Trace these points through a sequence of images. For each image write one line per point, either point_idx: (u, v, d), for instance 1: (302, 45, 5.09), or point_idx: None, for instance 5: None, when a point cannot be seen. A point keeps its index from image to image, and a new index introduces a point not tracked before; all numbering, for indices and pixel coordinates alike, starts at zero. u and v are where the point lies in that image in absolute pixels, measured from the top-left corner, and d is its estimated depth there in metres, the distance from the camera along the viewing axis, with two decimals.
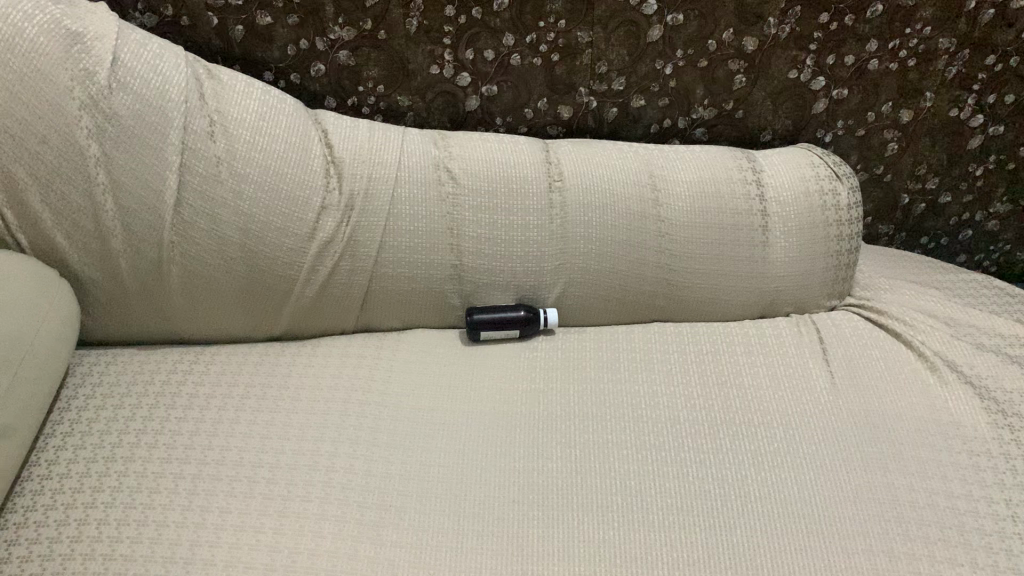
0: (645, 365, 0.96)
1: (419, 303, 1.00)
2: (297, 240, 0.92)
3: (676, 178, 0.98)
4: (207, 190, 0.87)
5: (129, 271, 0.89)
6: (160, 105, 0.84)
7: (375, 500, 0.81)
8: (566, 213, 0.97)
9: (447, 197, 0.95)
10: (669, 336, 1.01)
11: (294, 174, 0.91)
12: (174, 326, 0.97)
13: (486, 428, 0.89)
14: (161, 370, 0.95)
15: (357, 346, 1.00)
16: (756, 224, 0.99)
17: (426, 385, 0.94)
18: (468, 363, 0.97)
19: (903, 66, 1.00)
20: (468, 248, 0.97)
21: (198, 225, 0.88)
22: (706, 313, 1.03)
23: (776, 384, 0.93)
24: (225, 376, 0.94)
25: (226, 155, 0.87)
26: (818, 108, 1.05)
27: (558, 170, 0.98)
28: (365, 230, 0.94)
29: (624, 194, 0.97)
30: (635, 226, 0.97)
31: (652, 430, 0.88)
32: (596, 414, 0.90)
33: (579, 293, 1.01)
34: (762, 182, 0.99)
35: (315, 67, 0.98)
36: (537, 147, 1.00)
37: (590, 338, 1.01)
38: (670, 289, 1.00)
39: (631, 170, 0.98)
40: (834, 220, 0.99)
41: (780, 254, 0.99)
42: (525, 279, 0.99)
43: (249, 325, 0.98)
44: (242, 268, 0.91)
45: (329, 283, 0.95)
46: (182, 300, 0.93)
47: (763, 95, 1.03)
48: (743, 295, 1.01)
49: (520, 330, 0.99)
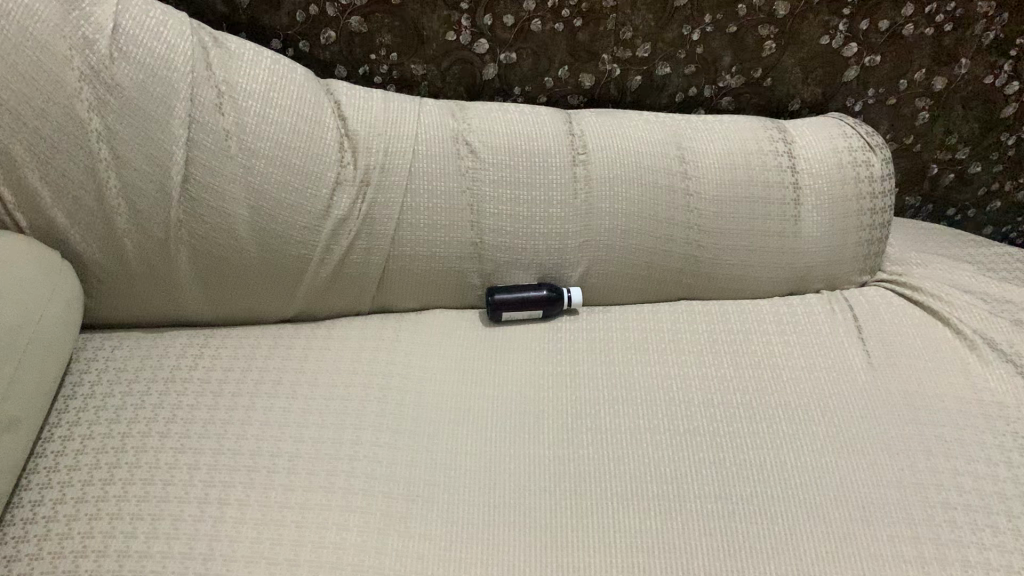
0: (676, 346, 0.92)
1: (437, 284, 0.96)
2: (311, 218, 0.88)
3: (705, 150, 0.94)
4: (215, 165, 0.84)
5: (135, 251, 0.86)
6: (164, 75, 0.81)
7: (400, 491, 0.77)
8: (591, 187, 0.93)
9: (466, 172, 0.91)
10: (699, 315, 0.96)
11: (306, 149, 0.87)
12: (182, 310, 0.93)
13: (513, 414, 0.85)
14: (171, 353, 0.91)
15: (373, 329, 0.95)
16: (787, 198, 0.95)
17: (447, 369, 0.90)
18: (490, 345, 0.93)
19: (939, 31, 0.96)
20: (488, 225, 0.92)
21: (207, 203, 0.85)
22: (734, 292, 0.99)
23: (812, 364, 0.89)
24: (237, 361, 0.90)
25: (235, 128, 0.84)
26: (849, 76, 1.00)
27: (581, 143, 0.93)
28: (382, 207, 0.90)
29: (652, 168, 0.93)
30: (663, 202, 0.93)
31: (685, 414, 0.84)
32: (627, 398, 0.86)
33: (604, 272, 0.96)
34: (793, 154, 0.96)
35: (325, 34, 0.93)
36: (558, 117, 0.95)
37: (616, 318, 0.97)
38: (698, 267, 0.96)
39: (659, 142, 0.94)
40: (867, 193, 0.96)
41: (811, 229, 0.96)
42: (547, 257, 0.94)
43: (259, 308, 0.94)
44: (253, 247, 0.88)
45: (344, 263, 0.91)
46: (190, 280, 0.90)
47: (792, 63, 0.99)
48: (773, 273, 0.97)
49: (544, 311, 0.95)
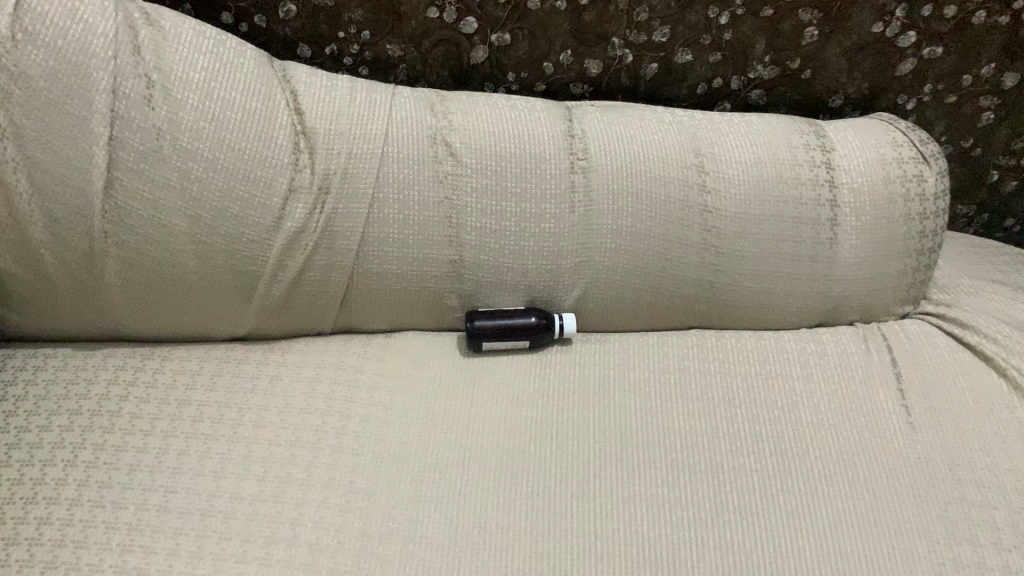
0: (682, 388, 0.79)
1: (409, 305, 0.83)
2: (259, 231, 0.75)
3: (728, 157, 0.80)
4: (144, 169, 0.71)
5: (54, 264, 0.73)
6: (81, 63, 0.68)
7: (348, 568, 0.66)
8: (590, 199, 0.79)
9: (444, 179, 0.77)
10: (713, 349, 0.83)
11: (253, 150, 0.73)
12: (116, 326, 0.81)
13: (486, 470, 0.72)
14: (100, 377, 0.79)
15: (333, 354, 0.82)
16: (822, 217, 0.80)
17: (414, 409, 0.77)
18: (467, 379, 0.80)
19: (1016, 20, 0.80)
20: (469, 241, 0.79)
21: (136, 212, 0.72)
22: (755, 322, 0.85)
23: (842, 419, 0.76)
24: (174, 390, 0.78)
25: (169, 124, 0.71)
26: (903, 70, 0.85)
27: (582, 146, 0.79)
28: (343, 218, 0.76)
29: (664, 178, 0.79)
30: (676, 219, 0.79)
31: (690, 479, 0.71)
32: (622, 455, 0.73)
33: (603, 297, 0.83)
34: (832, 164, 0.81)
35: (284, 8, 0.79)
36: (557, 114, 0.81)
37: (616, 348, 0.83)
38: (714, 293, 0.82)
39: (674, 148, 0.80)
40: (919, 214, 0.81)
41: (849, 254, 0.81)
42: (537, 278, 0.81)
43: (204, 326, 0.82)
44: (193, 261, 0.76)
45: (299, 281, 0.78)
46: (122, 296, 0.77)
47: (837, 53, 0.83)
48: (802, 302, 0.83)
49: (531, 341, 0.82)
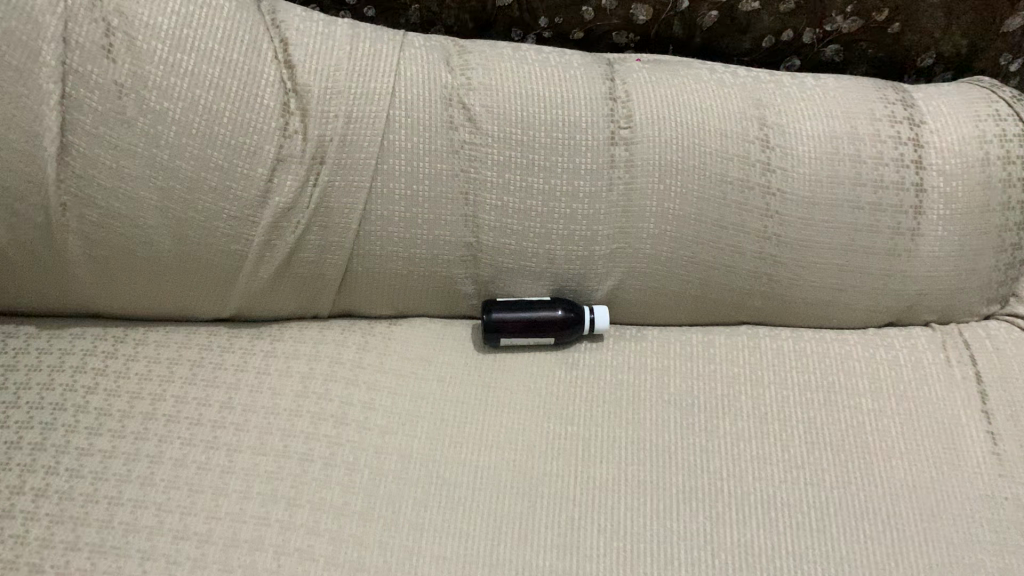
0: (730, 400, 0.68)
1: (418, 290, 0.72)
2: (241, 205, 0.64)
3: (798, 129, 0.68)
4: (105, 132, 0.60)
5: (5, 238, 0.63)
6: (24, 6, 0.57)
7: None
8: (632, 176, 0.67)
9: (461, 149, 0.66)
10: (766, 352, 0.72)
11: (234, 111, 0.62)
12: (85, 304, 0.71)
13: (501, 494, 0.63)
14: (66, 364, 0.69)
15: (329, 343, 0.72)
16: (905, 205, 0.68)
17: (420, 415, 0.67)
18: (482, 379, 0.70)
19: None
20: (488, 221, 0.68)
21: (98, 181, 0.61)
22: (817, 320, 0.74)
23: (915, 446, 0.65)
24: (148, 383, 0.68)
25: (133, 79, 0.59)
26: (1012, 25, 0.71)
27: (625, 112, 0.67)
28: (341, 193, 0.65)
29: (721, 153, 0.67)
30: (732, 201, 0.67)
31: (738, 515, 0.61)
32: (659, 481, 0.63)
33: (641, 287, 0.71)
34: (921, 140, 0.68)
35: None
36: (596, 71, 0.68)
37: (654, 346, 0.73)
38: (771, 287, 0.71)
39: (735, 116, 0.67)
40: (1021, 202, 0.68)
41: (933, 247, 0.69)
42: (566, 265, 0.70)
43: (183, 308, 0.71)
44: (166, 239, 0.65)
45: (290, 263, 0.68)
46: (88, 274, 0.67)
47: (934, 4, 0.69)
48: (872, 299, 0.72)
49: (556, 337, 0.71)
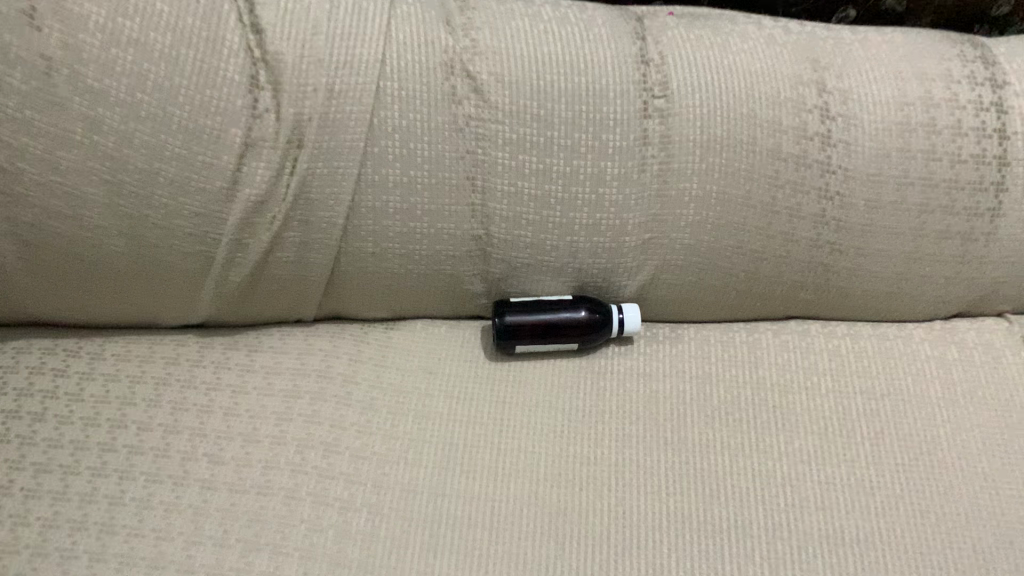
0: (782, 413, 0.59)
1: (418, 289, 0.62)
2: (206, 199, 0.53)
3: (863, 95, 0.57)
4: (33, 115, 0.49)
5: None
6: None
7: None
8: (669, 155, 0.57)
9: (466, 126, 0.55)
10: (821, 355, 0.63)
11: (192, 87, 0.51)
12: (26, 314, 0.60)
13: (524, 534, 0.53)
14: (7, 386, 0.59)
15: (315, 353, 0.62)
16: (985, 180, 0.58)
17: (426, 441, 0.58)
18: (497, 395, 0.61)
19: None
20: (499, 211, 0.58)
21: (29, 175, 0.50)
22: (876, 313, 0.64)
23: (998, 466, 0.57)
24: (105, 406, 0.58)
25: (65, 51, 0.48)
26: None
27: (660, 78, 0.56)
28: (324, 181, 0.54)
29: (773, 125, 0.56)
30: (786, 181, 0.57)
31: (802, 554, 0.53)
32: (707, 515, 0.54)
33: (677, 282, 0.62)
34: (1005, 105, 0.58)
35: None
36: (624, 28, 0.57)
37: (691, 350, 0.63)
38: (826, 278, 0.61)
39: (790, 80, 0.57)
40: None
41: (1016, 230, 0.59)
42: (590, 259, 0.60)
43: (143, 316, 0.61)
44: (118, 240, 0.54)
45: (266, 263, 0.57)
46: (26, 282, 0.56)
47: None
48: (941, 290, 0.62)
49: (580, 341, 0.62)
